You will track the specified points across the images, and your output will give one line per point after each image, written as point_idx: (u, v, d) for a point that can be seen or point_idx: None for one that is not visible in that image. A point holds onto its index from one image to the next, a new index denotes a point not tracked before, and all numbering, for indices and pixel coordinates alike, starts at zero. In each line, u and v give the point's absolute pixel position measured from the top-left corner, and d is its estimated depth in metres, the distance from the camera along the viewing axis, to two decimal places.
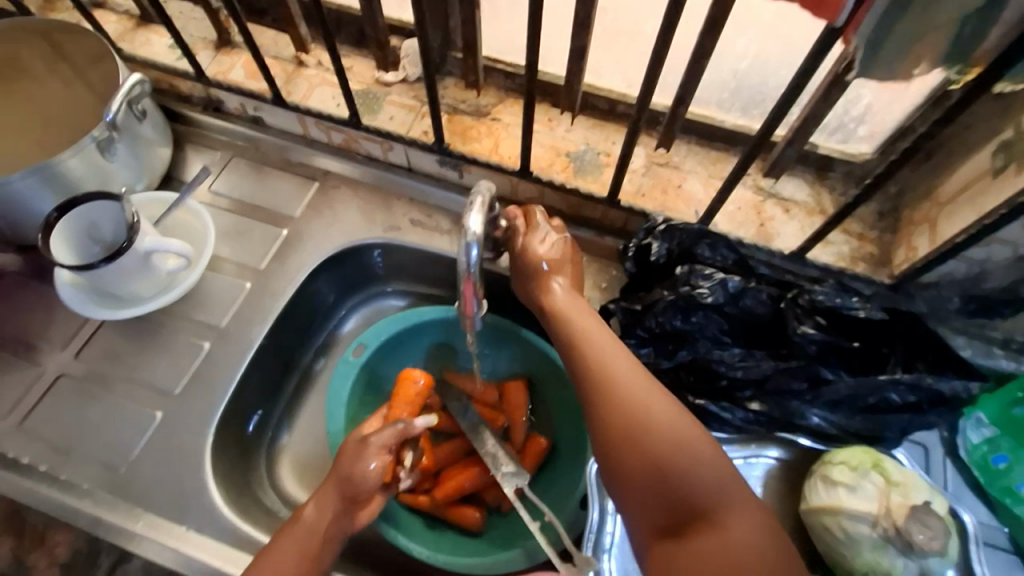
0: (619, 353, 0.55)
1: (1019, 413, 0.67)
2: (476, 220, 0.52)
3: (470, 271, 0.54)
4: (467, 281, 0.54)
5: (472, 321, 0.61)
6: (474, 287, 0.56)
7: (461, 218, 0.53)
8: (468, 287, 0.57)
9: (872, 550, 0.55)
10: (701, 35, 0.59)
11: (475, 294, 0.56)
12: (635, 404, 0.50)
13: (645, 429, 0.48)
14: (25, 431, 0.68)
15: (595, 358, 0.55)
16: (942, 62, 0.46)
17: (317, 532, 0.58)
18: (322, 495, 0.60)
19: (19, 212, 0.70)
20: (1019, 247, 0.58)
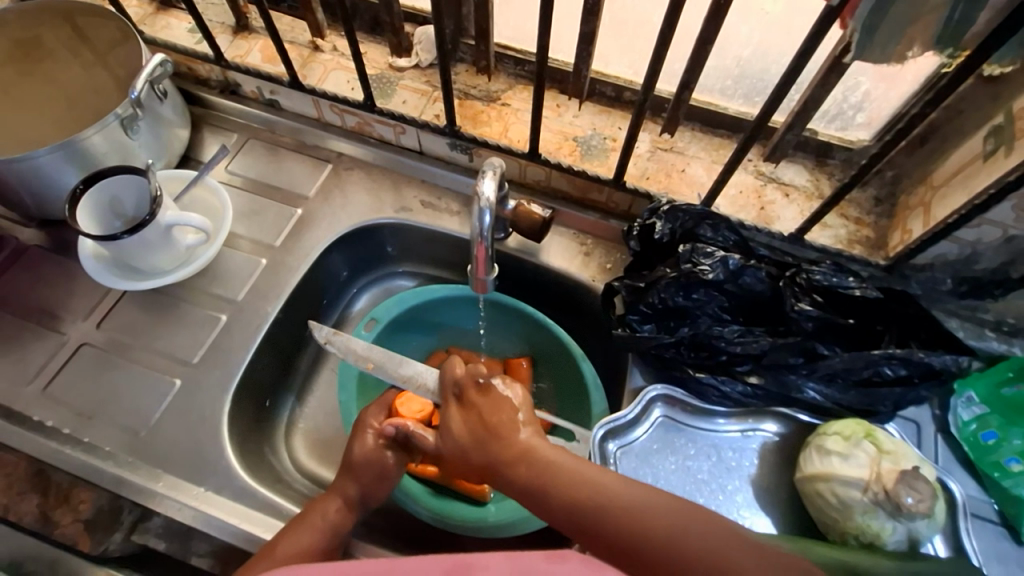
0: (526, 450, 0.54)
1: (1009, 392, 0.69)
2: (490, 187, 0.55)
3: (483, 237, 0.57)
4: (479, 244, 0.57)
5: (483, 288, 0.64)
6: (486, 253, 0.59)
7: (476, 186, 0.55)
8: (480, 251, 0.60)
9: (863, 514, 0.57)
10: (706, 20, 0.61)
11: (486, 259, 0.59)
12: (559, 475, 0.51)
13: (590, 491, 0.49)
14: (49, 396, 0.70)
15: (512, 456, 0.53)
16: (934, 44, 0.49)
17: (335, 526, 0.61)
18: (339, 489, 0.63)
19: (44, 186, 0.73)
20: (1008, 228, 0.60)
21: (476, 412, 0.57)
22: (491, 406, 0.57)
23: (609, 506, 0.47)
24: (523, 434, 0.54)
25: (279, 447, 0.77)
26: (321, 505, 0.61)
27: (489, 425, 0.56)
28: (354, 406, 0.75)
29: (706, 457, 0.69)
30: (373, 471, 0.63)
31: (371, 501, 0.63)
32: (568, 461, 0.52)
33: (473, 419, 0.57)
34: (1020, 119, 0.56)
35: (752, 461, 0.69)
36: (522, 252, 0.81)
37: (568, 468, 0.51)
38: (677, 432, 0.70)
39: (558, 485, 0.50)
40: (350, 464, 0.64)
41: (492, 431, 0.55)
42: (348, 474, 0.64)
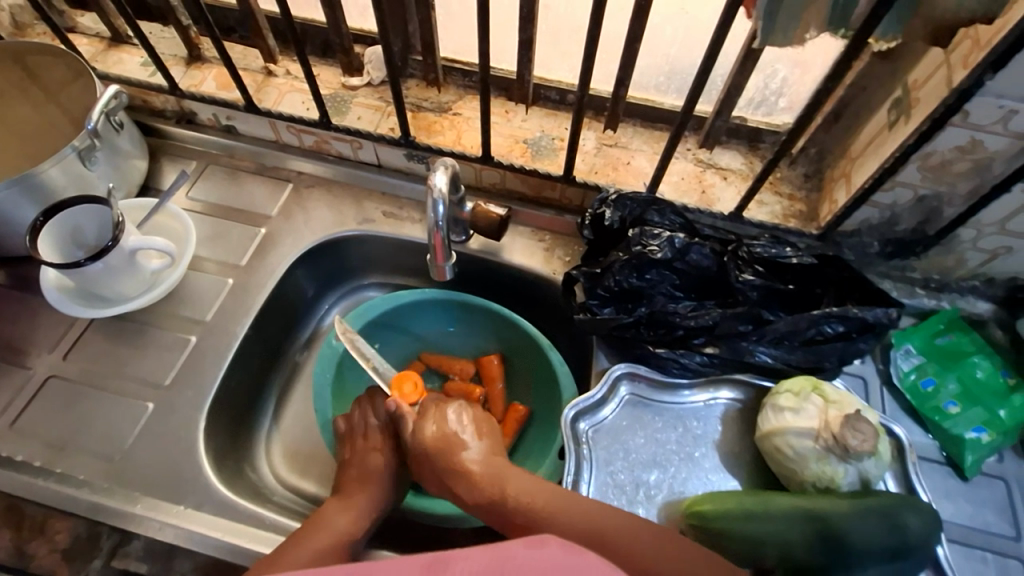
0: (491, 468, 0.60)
1: (941, 341, 0.78)
2: (441, 180, 0.59)
3: (437, 226, 0.60)
4: (434, 235, 0.60)
5: (444, 278, 0.67)
6: (443, 239, 0.62)
7: (427, 179, 0.59)
8: (439, 239, 0.63)
9: (817, 461, 0.62)
10: (631, 22, 0.66)
11: (444, 245, 0.62)
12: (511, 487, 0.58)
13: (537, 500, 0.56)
14: (17, 430, 0.69)
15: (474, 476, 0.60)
16: (827, 26, 0.55)
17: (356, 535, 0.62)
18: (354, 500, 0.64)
19: (2, 222, 0.73)
20: (918, 188, 0.68)
21: (442, 417, 0.65)
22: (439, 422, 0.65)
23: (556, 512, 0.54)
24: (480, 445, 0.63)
25: (258, 462, 0.78)
26: (330, 515, 0.62)
27: (446, 437, 0.63)
28: (330, 414, 0.76)
29: (673, 428, 0.72)
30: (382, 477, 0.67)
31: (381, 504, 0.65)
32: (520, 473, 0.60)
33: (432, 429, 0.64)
34: (914, 90, 0.63)
35: (715, 428, 0.72)
36: (484, 252, 0.84)
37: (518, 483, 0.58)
38: (644, 407, 0.73)
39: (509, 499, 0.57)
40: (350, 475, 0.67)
41: (450, 441, 0.63)
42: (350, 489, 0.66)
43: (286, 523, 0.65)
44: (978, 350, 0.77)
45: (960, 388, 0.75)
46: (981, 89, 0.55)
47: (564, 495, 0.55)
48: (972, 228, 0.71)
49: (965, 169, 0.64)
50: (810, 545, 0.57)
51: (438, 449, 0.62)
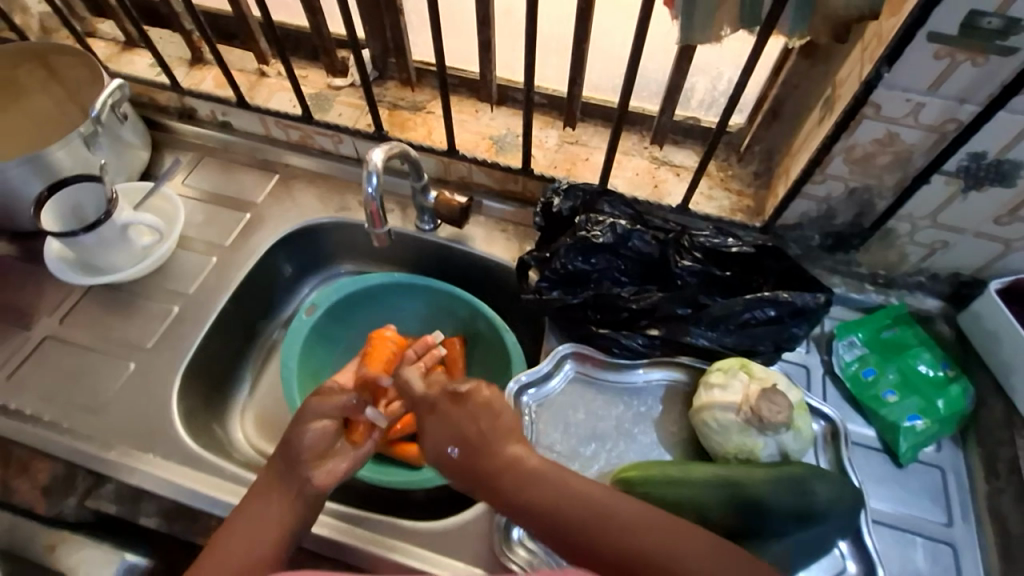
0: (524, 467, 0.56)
1: (887, 334, 0.80)
2: (378, 156, 0.65)
3: (371, 196, 0.65)
4: (369, 203, 0.66)
5: (384, 245, 0.72)
6: (378, 209, 0.67)
7: (367, 155, 0.65)
8: (375, 210, 0.69)
9: (739, 434, 0.65)
10: (577, 23, 0.73)
11: (378, 214, 0.67)
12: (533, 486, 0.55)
13: (564, 506, 0.53)
14: (12, 382, 0.76)
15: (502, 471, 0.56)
16: (739, 23, 0.61)
17: (289, 520, 0.61)
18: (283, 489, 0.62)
19: (13, 197, 0.81)
20: (849, 181, 0.71)
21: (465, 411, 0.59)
22: (466, 419, 0.58)
23: (574, 512, 0.53)
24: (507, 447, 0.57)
25: (229, 426, 0.84)
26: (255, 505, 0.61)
27: (482, 432, 0.58)
28: (295, 383, 0.81)
29: (615, 406, 0.76)
30: (322, 452, 0.65)
31: (314, 484, 0.63)
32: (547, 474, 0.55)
33: (447, 433, 0.58)
34: (839, 87, 0.67)
35: (654, 406, 0.76)
36: (451, 240, 0.90)
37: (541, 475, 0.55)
38: (587, 384, 0.77)
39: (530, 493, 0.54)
40: (288, 460, 0.63)
41: (478, 446, 0.57)
42: (280, 476, 0.63)
43: (243, 473, 0.70)
44: (920, 343, 0.79)
45: (901, 378, 0.77)
46: (884, 82, 0.60)
47: (569, 492, 0.54)
48: (906, 221, 0.74)
49: (888, 161, 0.68)
50: (726, 509, 0.60)
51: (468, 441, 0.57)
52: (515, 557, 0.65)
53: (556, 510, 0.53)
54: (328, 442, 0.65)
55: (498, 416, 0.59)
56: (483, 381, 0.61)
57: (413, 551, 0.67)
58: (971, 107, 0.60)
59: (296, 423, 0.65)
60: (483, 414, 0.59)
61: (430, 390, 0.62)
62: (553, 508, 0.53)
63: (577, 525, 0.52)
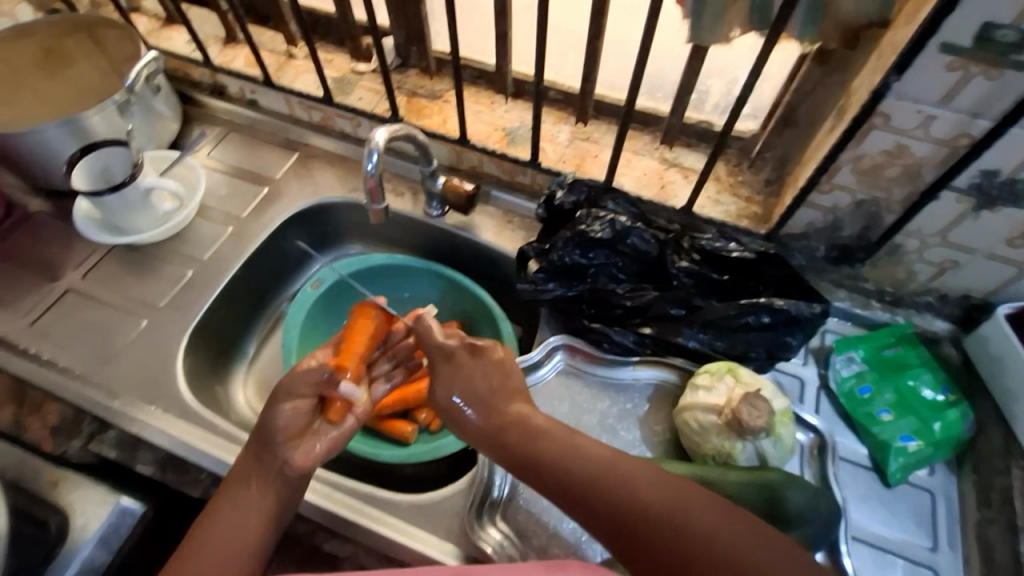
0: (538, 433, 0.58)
1: (888, 353, 0.79)
2: (381, 135, 0.67)
3: (370, 171, 0.67)
4: (368, 178, 0.67)
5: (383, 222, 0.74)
6: (377, 184, 0.69)
7: (370, 134, 0.68)
8: (374, 185, 0.70)
9: (718, 435, 0.65)
10: (592, 20, 0.74)
11: (376, 189, 0.68)
12: (543, 448, 0.57)
13: (575, 461, 0.55)
14: (34, 329, 0.81)
15: (520, 435, 0.58)
16: (749, 25, 0.60)
17: (273, 506, 0.62)
18: (263, 474, 0.63)
19: (49, 157, 0.86)
20: (856, 193, 0.70)
21: (484, 359, 0.62)
22: (479, 370, 0.61)
23: (584, 471, 0.54)
24: (514, 405, 0.60)
25: (231, 389, 0.87)
26: (234, 494, 0.62)
27: (491, 389, 0.61)
28: (294, 353, 0.84)
29: (601, 400, 0.76)
30: (298, 431, 0.65)
31: (293, 467, 0.63)
32: (561, 432, 0.58)
33: (459, 386, 0.61)
34: (851, 95, 0.66)
35: (640, 403, 0.76)
36: (456, 227, 0.91)
37: (556, 434, 0.57)
38: (576, 377, 0.78)
39: (543, 455, 0.56)
40: (266, 442, 0.63)
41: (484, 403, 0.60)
42: (257, 462, 0.63)
43: (235, 431, 0.73)
44: (923, 364, 0.77)
45: (897, 397, 0.75)
46: (893, 91, 0.59)
47: (577, 453, 0.55)
48: (914, 238, 0.72)
49: (897, 174, 0.66)
50: None
51: (481, 399, 0.60)
52: (487, 537, 0.66)
53: (567, 470, 0.54)
54: (302, 420, 0.65)
55: (507, 371, 0.62)
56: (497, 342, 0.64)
57: (388, 519, 0.69)
58: (984, 122, 0.58)
59: (269, 402, 0.64)
60: (496, 368, 0.62)
61: (448, 340, 0.62)
62: (565, 468, 0.55)
63: (591, 480, 0.53)
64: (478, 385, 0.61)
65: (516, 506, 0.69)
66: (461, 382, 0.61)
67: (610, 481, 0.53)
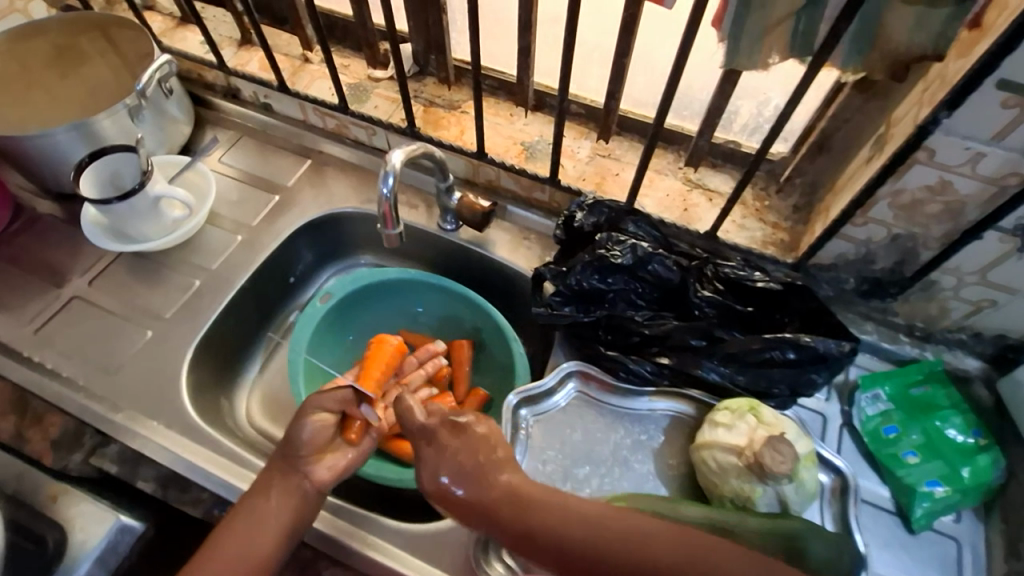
0: (524, 498, 0.55)
1: (915, 391, 0.75)
2: (398, 157, 0.65)
3: (386, 195, 0.64)
4: (383, 202, 0.64)
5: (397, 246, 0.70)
6: (391, 208, 0.65)
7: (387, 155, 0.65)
8: (389, 209, 0.67)
9: (738, 477, 0.62)
10: (620, 37, 0.71)
11: (390, 214, 0.65)
12: (530, 515, 0.53)
13: (563, 525, 0.52)
14: (39, 336, 0.80)
15: (508, 500, 0.55)
16: (789, 52, 0.57)
17: (288, 520, 0.64)
18: (284, 487, 0.65)
19: (59, 161, 0.84)
20: (891, 227, 0.67)
21: (468, 436, 0.61)
22: (462, 451, 0.60)
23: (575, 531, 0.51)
24: (505, 476, 0.57)
25: (236, 403, 0.85)
26: (254, 502, 0.64)
27: (478, 464, 0.59)
28: (300, 370, 0.82)
29: (615, 430, 0.74)
30: (322, 447, 0.69)
31: (314, 480, 0.66)
32: (548, 493, 0.55)
33: (441, 471, 0.59)
34: (892, 125, 0.62)
35: (656, 436, 0.73)
36: (470, 243, 0.89)
37: (542, 499, 0.54)
38: (589, 406, 0.75)
39: (530, 519, 0.53)
40: (289, 455, 0.67)
41: (473, 477, 0.58)
42: (281, 474, 0.66)
43: (239, 451, 0.71)
44: (952, 406, 0.74)
45: (924, 439, 0.72)
46: (941, 127, 0.55)
47: (568, 518, 0.52)
48: (951, 275, 0.69)
49: (938, 210, 0.63)
50: None
51: (473, 461, 0.59)
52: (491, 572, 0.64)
53: (562, 534, 0.51)
54: (326, 436, 0.69)
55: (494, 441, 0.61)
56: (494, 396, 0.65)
57: (388, 548, 0.67)
58: None
59: (296, 418, 0.69)
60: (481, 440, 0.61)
61: (430, 420, 0.64)
62: (560, 532, 0.51)
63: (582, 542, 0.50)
64: (466, 455, 0.59)
65: None
66: (447, 452, 0.60)
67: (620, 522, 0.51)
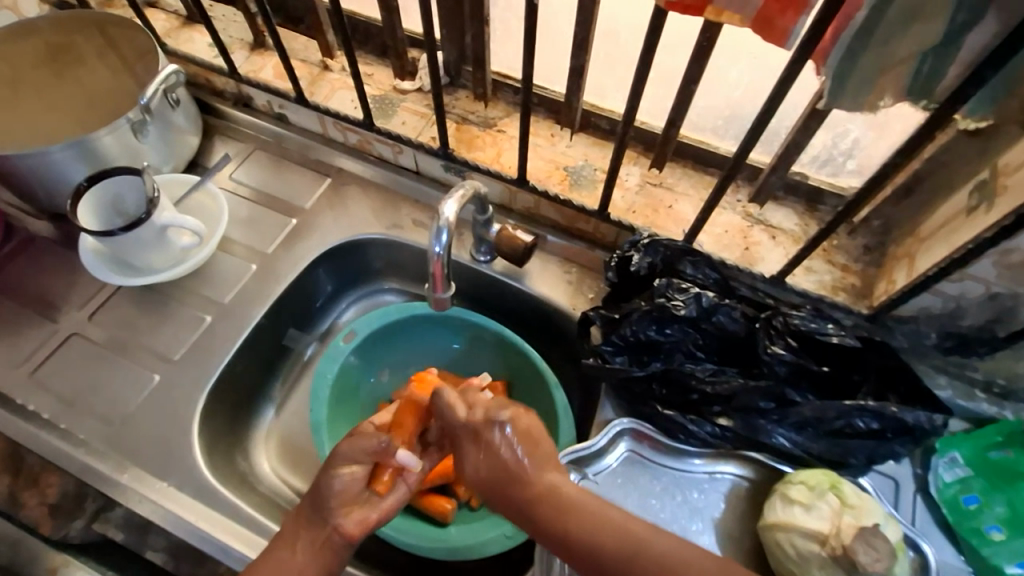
0: (579, 508, 0.52)
1: (995, 456, 0.69)
2: (451, 208, 0.60)
3: (437, 254, 0.60)
4: (434, 261, 0.61)
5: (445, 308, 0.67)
6: (442, 270, 0.62)
7: (439, 206, 0.61)
8: (438, 269, 0.63)
9: (820, 569, 0.56)
10: (690, 62, 0.63)
11: (442, 277, 0.62)
12: (589, 534, 0.50)
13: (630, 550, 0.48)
14: (34, 380, 0.72)
15: (560, 511, 0.52)
16: (905, 95, 0.49)
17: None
18: (313, 538, 0.57)
19: (54, 183, 0.76)
20: (991, 285, 0.60)
21: (522, 436, 0.57)
22: (515, 442, 0.56)
23: (642, 559, 0.48)
24: (551, 477, 0.55)
25: (250, 451, 0.78)
26: (279, 551, 0.57)
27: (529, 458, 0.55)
28: (323, 417, 0.75)
29: (670, 496, 0.67)
30: (351, 499, 0.60)
31: (342, 532, 0.57)
32: (597, 501, 0.52)
33: (487, 462, 0.56)
34: (1004, 175, 0.55)
35: (715, 504, 0.67)
36: (506, 276, 0.81)
37: (601, 514, 0.51)
38: (641, 468, 0.68)
39: (580, 534, 0.50)
40: (318, 505, 0.59)
41: (514, 477, 0.55)
42: (308, 524, 0.58)
43: (258, 519, 0.65)
44: None
45: (1010, 513, 0.65)
46: None
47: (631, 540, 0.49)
48: None
49: None
50: None
51: (518, 474, 0.55)
52: None
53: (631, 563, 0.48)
54: (359, 485, 0.59)
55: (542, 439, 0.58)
56: (520, 408, 0.59)
57: None
58: None
59: (324, 468, 0.60)
60: (534, 442, 0.57)
61: (474, 414, 0.59)
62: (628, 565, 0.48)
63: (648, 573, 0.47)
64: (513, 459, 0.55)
65: None
66: (501, 466, 0.55)
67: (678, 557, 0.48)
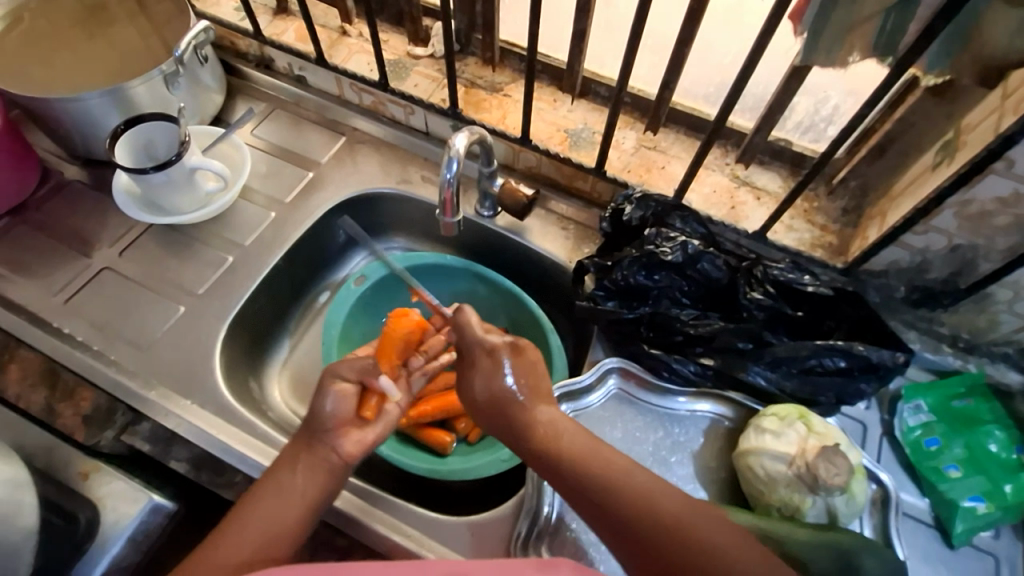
0: (572, 439, 0.58)
1: (958, 404, 0.74)
2: (461, 142, 0.66)
3: (448, 181, 0.66)
4: (444, 188, 0.66)
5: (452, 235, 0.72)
6: (452, 195, 0.67)
7: (449, 140, 0.66)
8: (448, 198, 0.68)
9: (786, 487, 0.61)
10: (683, 26, 0.68)
11: (451, 201, 0.67)
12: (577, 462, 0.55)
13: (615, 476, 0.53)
14: (69, 307, 0.78)
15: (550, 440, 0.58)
16: (871, 50, 0.55)
17: (312, 493, 0.59)
18: (312, 459, 0.61)
19: (90, 127, 0.81)
20: (952, 236, 0.65)
21: (523, 363, 0.62)
22: (520, 371, 0.62)
23: (621, 489, 0.52)
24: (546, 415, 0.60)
25: (264, 382, 0.84)
26: (280, 474, 0.60)
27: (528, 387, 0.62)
28: (334, 351, 0.80)
29: (654, 430, 0.72)
30: (348, 421, 0.64)
31: (339, 452, 0.62)
32: (587, 441, 0.58)
33: (487, 388, 0.62)
34: (964, 133, 0.60)
35: (695, 437, 0.72)
36: (509, 231, 0.87)
37: (586, 447, 0.57)
38: (629, 404, 0.74)
39: (567, 462, 0.56)
40: (316, 429, 0.63)
41: (514, 403, 0.61)
42: (308, 448, 0.62)
43: (273, 435, 0.70)
44: (996, 420, 0.73)
45: (967, 454, 0.71)
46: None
47: (610, 467, 0.54)
48: (1008, 288, 0.67)
49: (1006, 223, 0.61)
50: None
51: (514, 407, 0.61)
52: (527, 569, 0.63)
53: (611, 491, 0.52)
54: (350, 405, 0.64)
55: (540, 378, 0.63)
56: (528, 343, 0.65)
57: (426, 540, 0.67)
58: None
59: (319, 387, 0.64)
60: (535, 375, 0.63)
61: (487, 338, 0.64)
62: (608, 491, 0.53)
63: (624, 502, 0.52)
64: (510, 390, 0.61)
65: (561, 537, 0.65)
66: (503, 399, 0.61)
67: (648, 486, 0.52)
